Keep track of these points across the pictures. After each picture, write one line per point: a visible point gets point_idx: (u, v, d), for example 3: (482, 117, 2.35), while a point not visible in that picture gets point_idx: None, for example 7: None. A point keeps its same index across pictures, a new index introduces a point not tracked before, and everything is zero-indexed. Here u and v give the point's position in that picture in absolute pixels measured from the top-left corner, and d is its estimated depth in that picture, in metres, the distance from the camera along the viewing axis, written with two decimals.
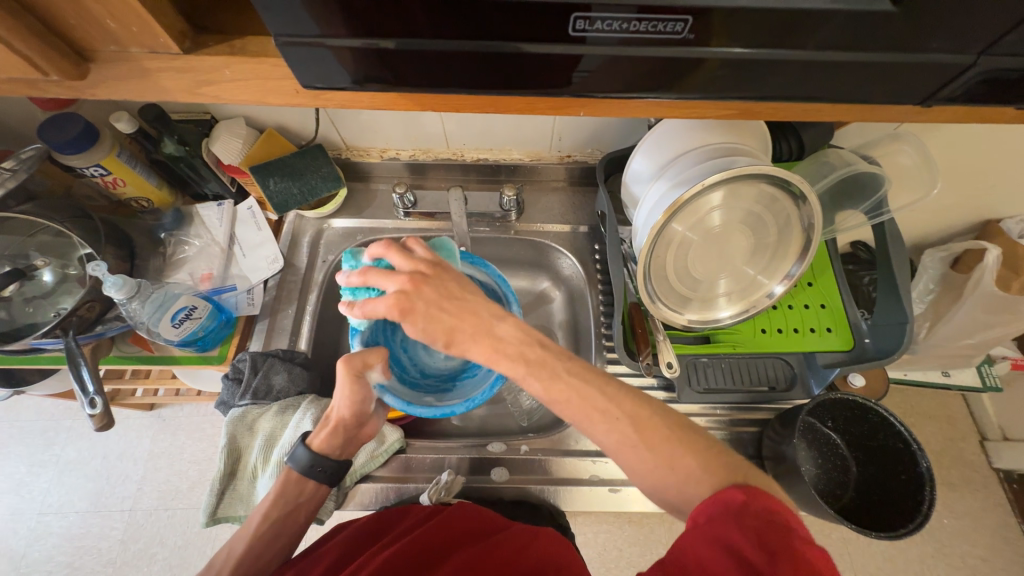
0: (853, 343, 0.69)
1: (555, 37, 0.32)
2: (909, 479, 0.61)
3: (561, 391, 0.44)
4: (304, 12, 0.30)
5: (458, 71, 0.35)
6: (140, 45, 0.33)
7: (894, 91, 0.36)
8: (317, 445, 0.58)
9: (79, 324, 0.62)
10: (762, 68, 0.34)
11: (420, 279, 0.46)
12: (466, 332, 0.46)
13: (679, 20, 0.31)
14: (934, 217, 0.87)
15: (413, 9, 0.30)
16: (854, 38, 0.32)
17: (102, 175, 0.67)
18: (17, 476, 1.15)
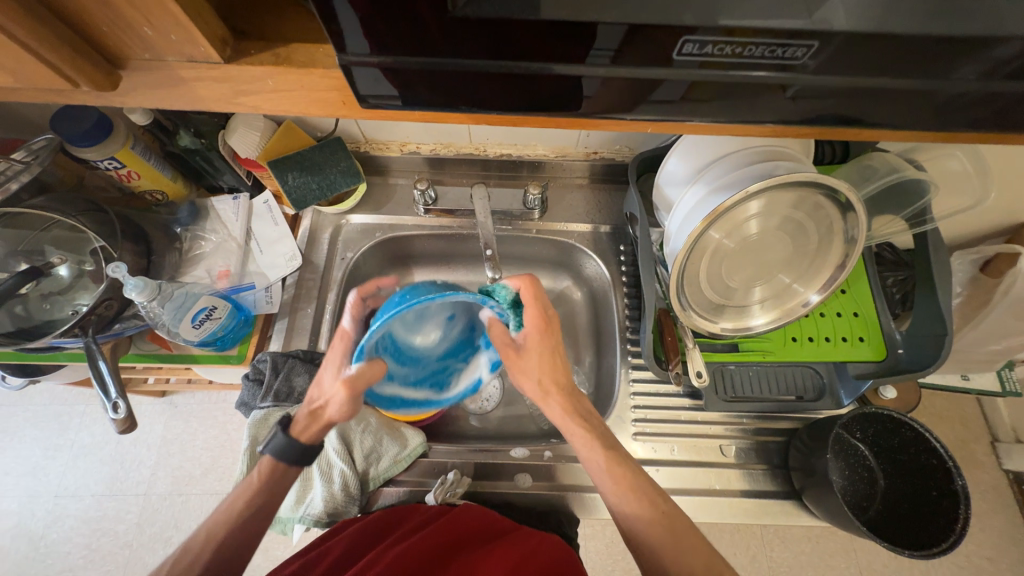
0: (886, 354, 0.67)
1: (625, 51, 0.30)
2: (939, 495, 0.60)
3: (607, 465, 0.54)
4: (355, 34, 0.28)
5: (509, 93, 0.33)
6: (177, 54, 0.31)
7: (978, 122, 0.34)
8: (303, 438, 0.55)
9: (98, 322, 0.60)
10: (844, 89, 0.32)
11: (544, 324, 0.56)
12: (557, 386, 0.57)
13: (802, 45, 0.29)
14: (970, 220, 0.84)
15: (470, 32, 0.28)
16: (947, 65, 0.30)
17: (116, 168, 0.65)
18: (33, 459, 1.16)
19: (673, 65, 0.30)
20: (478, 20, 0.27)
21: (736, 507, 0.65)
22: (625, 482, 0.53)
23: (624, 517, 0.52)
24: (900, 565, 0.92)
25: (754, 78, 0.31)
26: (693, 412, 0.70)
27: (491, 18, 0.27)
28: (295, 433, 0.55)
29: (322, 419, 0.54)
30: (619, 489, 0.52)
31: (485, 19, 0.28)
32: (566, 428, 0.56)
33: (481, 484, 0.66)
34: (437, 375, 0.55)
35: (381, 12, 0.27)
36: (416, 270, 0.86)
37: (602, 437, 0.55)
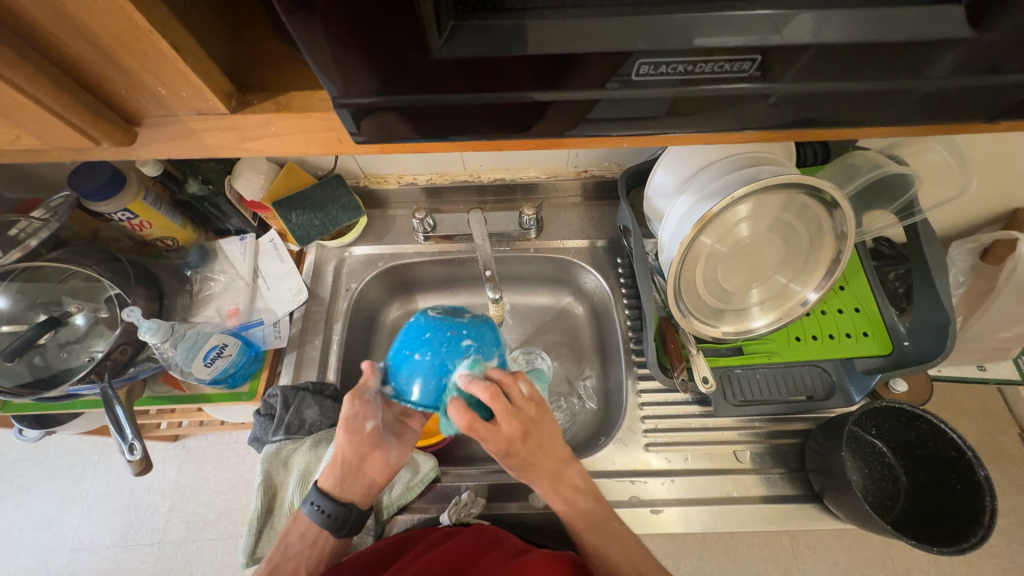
0: (892, 347, 0.67)
1: (596, 75, 0.32)
2: (964, 488, 0.59)
3: (596, 542, 0.55)
4: (347, 78, 0.31)
5: (494, 121, 0.35)
6: (189, 109, 0.34)
7: (939, 116, 0.35)
8: (326, 484, 0.56)
9: (113, 367, 0.62)
10: (806, 95, 0.34)
11: (530, 422, 0.48)
12: (545, 470, 0.53)
13: (746, 59, 0.31)
14: (963, 209, 0.85)
15: (451, 69, 0.31)
16: (898, 66, 0.32)
17: (129, 219, 0.68)
18: (48, 512, 1.16)
19: (631, 83, 0.33)
20: (457, 58, 0.30)
21: (757, 515, 0.64)
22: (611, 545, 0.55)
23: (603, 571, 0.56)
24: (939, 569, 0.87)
25: (721, 90, 0.33)
26: (704, 419, 0.70)
27: (472, 56, 0.30)
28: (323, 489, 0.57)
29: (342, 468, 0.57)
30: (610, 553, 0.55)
31: (465, 57, 0.30)
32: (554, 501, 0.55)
33: (496, 507, 0.65)
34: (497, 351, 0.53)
35: (370, 56, 0.29)
36: (419, 297, 0.87)
37: (590, 522, 0.55)
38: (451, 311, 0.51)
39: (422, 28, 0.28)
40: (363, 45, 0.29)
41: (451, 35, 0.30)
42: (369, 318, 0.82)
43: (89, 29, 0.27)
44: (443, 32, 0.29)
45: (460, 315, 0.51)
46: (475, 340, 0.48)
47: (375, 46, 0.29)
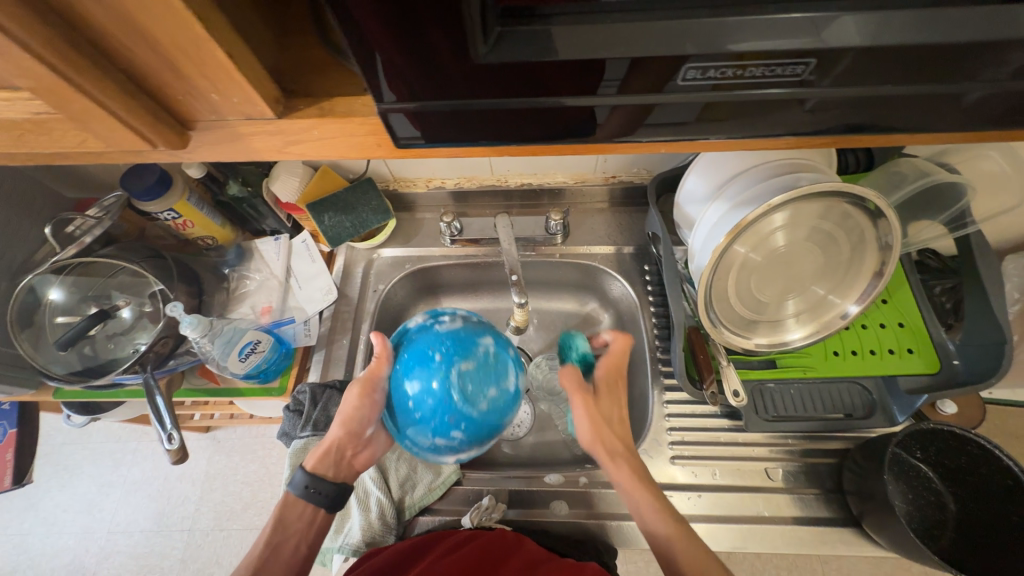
0: (940, 365, 0.63)
1: (634, 81, 0.32)
2: (1020, 518, 0.55)
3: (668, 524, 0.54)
4: (383, 85, 0.31)
5: (529, 126, 0.35)
6: (238, 113, 0.35)
7: (999, 121, 0.33)
8: (313, 466, 0.60)
9: (156, 359, 0.65)
10: (855, 99, 0.32)
11: (619, 378, 0.63)
12: (626, 446, 0.60)
13: (800, 62, 0.30)
14: (1018, 221, 0.80)
15: (491, 74, 0.31)
16: (957, 69, 0.30)
17: (174, 218, 0.72)
18: (89, 495, 1.22)
19: (679, 90, 0.32)
20: (499, 64, 0.30)
21: (789, 536, 0.61)
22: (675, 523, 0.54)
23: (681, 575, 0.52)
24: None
25: (763, 94, 0.32)
26: (733, 433, 0.67)
27: (511, 62, 0.30)
28: (312, 463, 0.60)
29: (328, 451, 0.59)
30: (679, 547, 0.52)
31: (507, 63, 0.30)
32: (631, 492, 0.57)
33: (517, 513, 0.64)
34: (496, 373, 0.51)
35: (409, 63, 0.30)
36: (444, 299, 0.88)
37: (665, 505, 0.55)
38: (474, 385, 0.49)
39: (463, 36, 0.28)
40: (406, 52, 0.29)
41: (496, 41, 0.29)
42: (395, 319, 0.84)
43: (153, 38, 0.29)
44: (489, 37, 0.29)
45: (479, 394, 0.49)
46: (467, 415, 0.49)
47: (414, 54, 0.29)
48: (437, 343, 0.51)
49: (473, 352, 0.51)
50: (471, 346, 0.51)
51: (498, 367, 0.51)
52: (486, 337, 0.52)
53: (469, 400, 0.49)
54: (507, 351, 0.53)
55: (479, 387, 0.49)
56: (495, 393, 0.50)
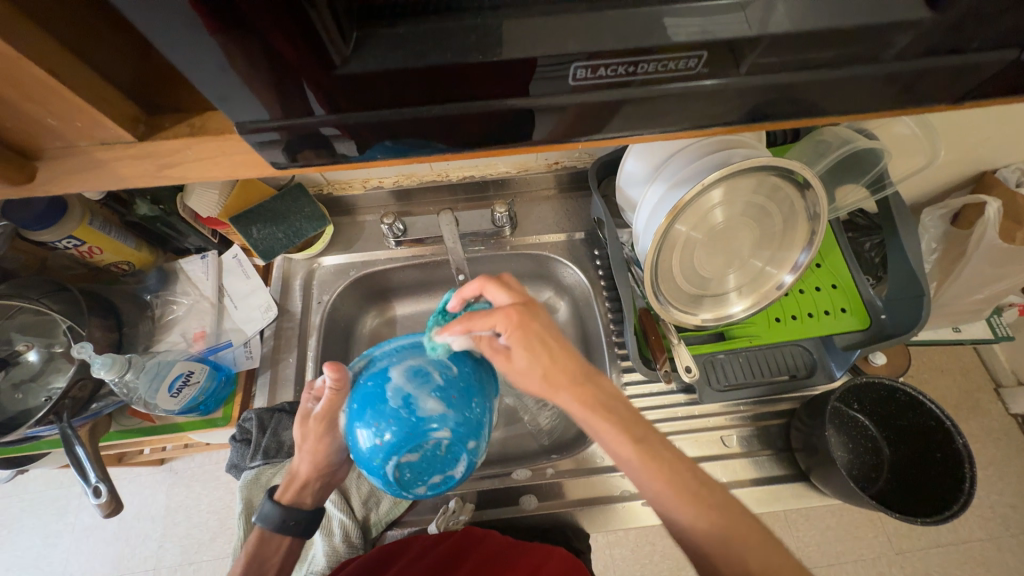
0: (869, 321, 0.67)
1: (529, 85, 0.30)
2: (944, 456, 0.60)
3: (649, 464, 0.43)
4: (253, 98, 0.29)
5: (431, 135, 0.33)
6: (90, 138, 0.32)
7: (889, 100, 0.34)
8: (288, 500, 0.58)
9: (73, 405, 0.58)
10: (751, 89, 0.32)
11: (539, 333, 0.47)
12: (565, 373, 0.46)
13: (692, 56, 0.30)
14: (931, 176, 0.85)
15: (359, 85, 0.29)
16: (844, 52, 0.30)
17: (77, 246, 0.63)
18: (34, 549, 1.12)
19: (572, 90, 0.31)
20: (364, 74, 0.28)
21: (746, 497, 0.65)
22: (626, 445, 0.44)
23: (680, 530, 0.42)
24: (933, 530, 0.89)
25: (655, 92, 0.32)
26: (689, 407, 0.69)
27: (384, 69, 0.28)
28: (277, 496, 0.58)
29: (294, 482, 0.57)
30: (639, 470, 0.43)
31: (376, 72, 0.28)
32: (586, 421, 0.45)
33: (486, 513, 0.64)
34: (439, 461, 0.47)
35: (297, 67, 0.27)
36: (398, 303, 0.85)
37: (632, 430, 0.44)
38: (414, 474, 0.47)
39: (321, 44, 0.27)
40: (302, 50, 0.27)
41: (358, 45, 0.28)
42: (345, 329, 0.80)
43: None
44: (348, 40, 0.28)
45: (416, 479, 0.48)
46: (397, 487, 0.48)
47: (312, 58, 0.27)
48: (385, 422, 0.46)
49: (421, 445, 0.46)
50: (420, 439, 0.46)
51: (445, 461, 0.47)
52: (442, 430, 0.46)
53: (404, 480, 0.47)
54: (464, 445, 0.47)
55: (418, 474, 0.48)
56: (436, 479, 0.49)
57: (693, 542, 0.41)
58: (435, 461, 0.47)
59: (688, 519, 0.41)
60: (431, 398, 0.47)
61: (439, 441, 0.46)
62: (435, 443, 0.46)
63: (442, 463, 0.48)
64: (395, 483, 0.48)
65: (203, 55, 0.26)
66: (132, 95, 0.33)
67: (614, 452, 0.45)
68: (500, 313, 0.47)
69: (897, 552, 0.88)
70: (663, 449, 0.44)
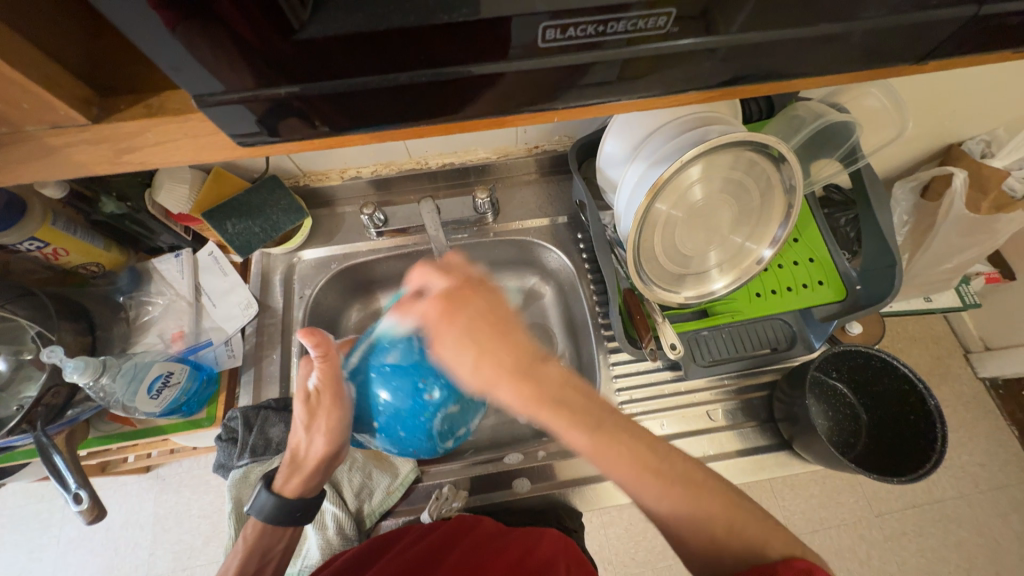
0: (846, 292, 0.69)
1: (497, 53, 0.30)
2: (917, 418, 0.63)
3: (607, 450, 0.42)
4: (207, 72, 0.28)
5: (398, 108, 0.33)
6: (38, 122, 0.30)
7: (856, 60, 0.34)
8: (291, 490, 0.56)
9: (47, 412, 0.56)
10: (721, 54, 0.32)
11: (466, 328, 0.45)
12: (504, 366, 0.43)
13: (662, 14, 0.29)
14: (901, 149, 0.87)
15: (318, 51, 0.28)
16: (810, 12, 0.31)
17: (40, 248, 0.61)
18: (17, 565, 1.09)
19: (542, 53, 0.31)
20: (325, 38, 0.27)
21: (733, 468, 0.67)
22: (583, 437, 0.42)
23: (664, 519, 0.44)
24: (909, 491, 0.93)
25: (624, 54, 0.31)
26: (675, 384, 0.71)
27: (346, 33, 0.27)
28: (281, 488, 0.56)
29: (304, 466, 0.56)
30: (598, 459, 0.42)
31: (340, 35, 0.27)
32: (532, 414, 0.43)
33: (480, 498, 0.64)
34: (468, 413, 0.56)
35: (254, 32, 0.26)
36: (382, 295, 0.84)
37: (585, 418, 0.43)
38: (449, 426, 0.55)
39: (277, 7, 0.26)
40: (258, 15, 0.26)
41: (317, 9, 0.26)
42: (329, 323, 0.79)
43: None
44: (306, 4, 0.26)
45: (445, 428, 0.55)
46: (430, 444, 0.55)
47: (271, 27, 0.26)
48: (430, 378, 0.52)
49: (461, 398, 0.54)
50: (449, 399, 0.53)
51: (471, 411, 0.57)
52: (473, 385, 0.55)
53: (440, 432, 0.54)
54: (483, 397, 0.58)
55: (454, 425, 0.55)
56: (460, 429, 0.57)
57: (664, 523, 0.44)
58: (462, 414, 0.55)
59: (657, 506, 0.43)
60: None
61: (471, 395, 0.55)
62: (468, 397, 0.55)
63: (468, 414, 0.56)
64: (430, 436, 0.54)
65: (150, 24, 0.25)
66: (81, 77, 0.31)
67: (569, 443, 0.43)
68: (428, 300, 0.47)
69: (876, 513, 0.92)
70: (623, 433, 0.44)
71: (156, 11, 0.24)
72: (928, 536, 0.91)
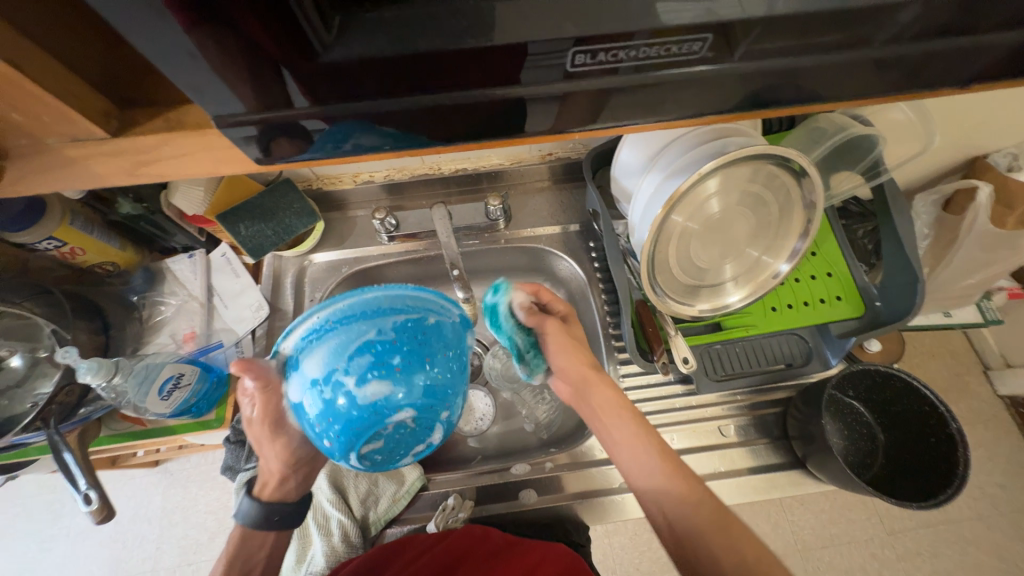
0: (864, 308, 0.67)
1: (522, 78, 0.30)
2: (938, 441, 0.61)
3: (643, 447, 0.50)
4: (230, 91, 0.28)
5: (418, 128, 0.32)
6: (58, 135, 0.30)
7: (886, 85, 0.33)
8: (266, 495, 0.53)
9: (60, 411, 0.57)
10: (746, 76, 0.32)
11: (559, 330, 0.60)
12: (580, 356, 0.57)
13: (696, 39, 0.29)
14: (924, 162, 0.85)
15: (342, 74, 0.28)
16: (842, 33, 0.30)
17: (58, 247, 0.61)
18: (28, 555, 1.10)
19: (568, 77, 0.30)
20: (347, 61, 0.27)
21: (744, 486, 0.65)
22: (628, 427, 0.52)
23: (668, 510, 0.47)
24: (925, 511, 0.90)
25: (649, 78, 0.31)
26: (687, 398, 0.69)
27: (367, 57, 0.27)
28: (256, 492, 0.53)
29: (273, 477, 0.52)
30: (631, 451, 0.51)
31: (362, 58, 0.27)
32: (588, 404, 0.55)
33: (485, 508, 0.64)
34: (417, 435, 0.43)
35: (275, 54, 0.26)
36: None
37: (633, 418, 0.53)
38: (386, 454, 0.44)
39: (295, 28, 0.25)
40: (281, 37, 0.25)
41: (342, 33, 0.27)
42: None
43: None
44: (330, 28, 0.26)
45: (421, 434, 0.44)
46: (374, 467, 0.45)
47: (291, 47, 0.26)
48: (334, 398, 0.40)
49: (382, 430, 0.42)
50: (371, 430, 0.41)
51: (417, 433, 0.43)
52: (405, 409, 0.41)
53: (381, 460, 0.44)
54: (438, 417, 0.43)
55: (393, 453, 0.44)
56: (419, 449, 0.45)
57: (678, 522, 0.45)
58: (405, 439, 0.43)
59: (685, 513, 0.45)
60: (372, 379, 0.40)
61: (402, 423, 0.42)
62: (402, 424, 0.42)
63: (416, 436, 0.44)
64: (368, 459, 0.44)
65: (174, 47, 0.25)
66: (101, 90, 0.32)
67: (614, 435, 0.53)
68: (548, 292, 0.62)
69: (889, 533, 0.89)
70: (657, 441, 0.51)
71: (173, 12, 0.24)
72: (942, 557, 0.88)
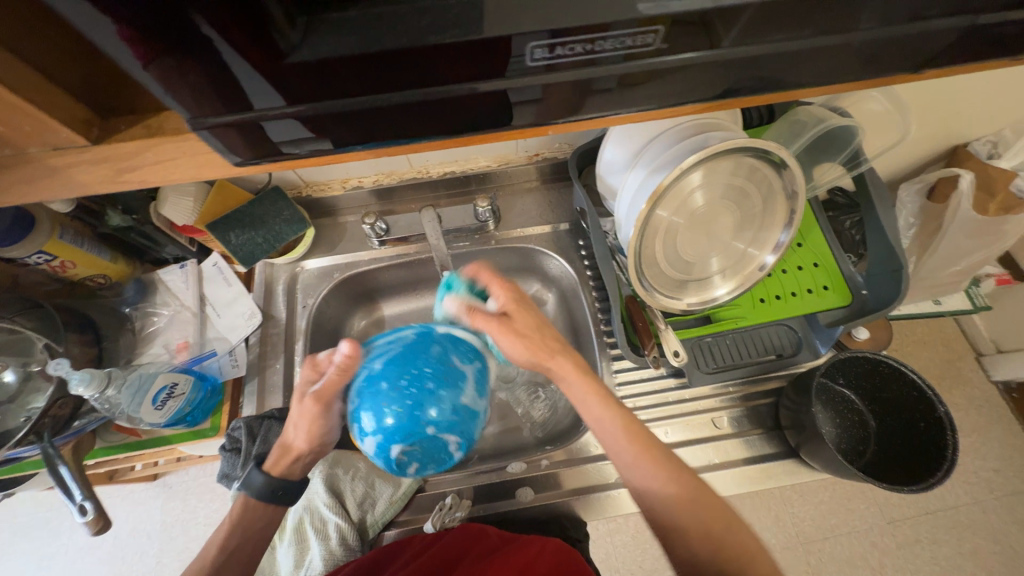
0: (851, 296, 0.68)
1: (492, 73, 0.30)
2: (926, 425, 0.62)
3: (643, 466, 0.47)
4: (205, 95, 0.28)
5: (393, 124, 0.33)
6: (41, 145, 0.31)
7: (848, 72, 0.34)
8: (278, 471, 0.56)
9: (54, 424, 0.57)
10: (713, 67, 0.32)
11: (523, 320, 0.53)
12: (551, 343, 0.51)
13: (650, 31, 0.29)
14: (906, 151, 0.87)
15: (311, 74, 0.28)
16: (800, 23, 0.31)
17: (47, 261, 0.61)
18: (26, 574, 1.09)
19: (534, 70, 0.31)
20: (315, 61, 0.28)
21: (739, 476, 0.66)
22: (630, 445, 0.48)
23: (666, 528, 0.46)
24: (922, 497, 0.91)
25: (616, 69, 0.31)
26: (680, 391, 0.70)
27: (336, 56, 0.28)
28: (269, 468, 0.56)
29: (293, 453, 0.56)
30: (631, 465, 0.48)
31: (330, 58, 0.28)
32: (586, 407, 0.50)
33: (482, 508, 0.64)
34: (435, 441, 0.45)
35: (245, 56, 0.27)
36: (385, 303, 0.84)
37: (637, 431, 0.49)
38: (428, 457, 0.46)
39: (266, 29, 0.26)
40: (251, 41, 0.26)
41: (307, 34, 0.27)
42: (333, 332, 0.79)
43: None
44: (295, 27, 0.27)
45: (439, 460, 0.47)
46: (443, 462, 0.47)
47: (262, 49, 0.27)
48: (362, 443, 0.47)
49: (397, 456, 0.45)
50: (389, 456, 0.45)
51: (434, 442, 0.45)
52: (394, 439, 0.44)
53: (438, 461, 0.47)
54: (426, 428, 0.44)
55: (436, 455, 0.46)
56: (454, 445, 0.46)
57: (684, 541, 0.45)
58: (434, 446, 0.45)
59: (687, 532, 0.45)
60: (365, 418, 0.44)
61: (408, 443, 0.44)
62: (410, 439, 0.44)
63: (439, 444, 0.45)
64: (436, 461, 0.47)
65: (147, 53, 0.26)
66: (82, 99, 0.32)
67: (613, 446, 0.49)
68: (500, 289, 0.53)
69: (888, 521, 0.90)
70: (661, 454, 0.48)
71: (152, 31, 0.24)
72: (941, 543, 0.89)
